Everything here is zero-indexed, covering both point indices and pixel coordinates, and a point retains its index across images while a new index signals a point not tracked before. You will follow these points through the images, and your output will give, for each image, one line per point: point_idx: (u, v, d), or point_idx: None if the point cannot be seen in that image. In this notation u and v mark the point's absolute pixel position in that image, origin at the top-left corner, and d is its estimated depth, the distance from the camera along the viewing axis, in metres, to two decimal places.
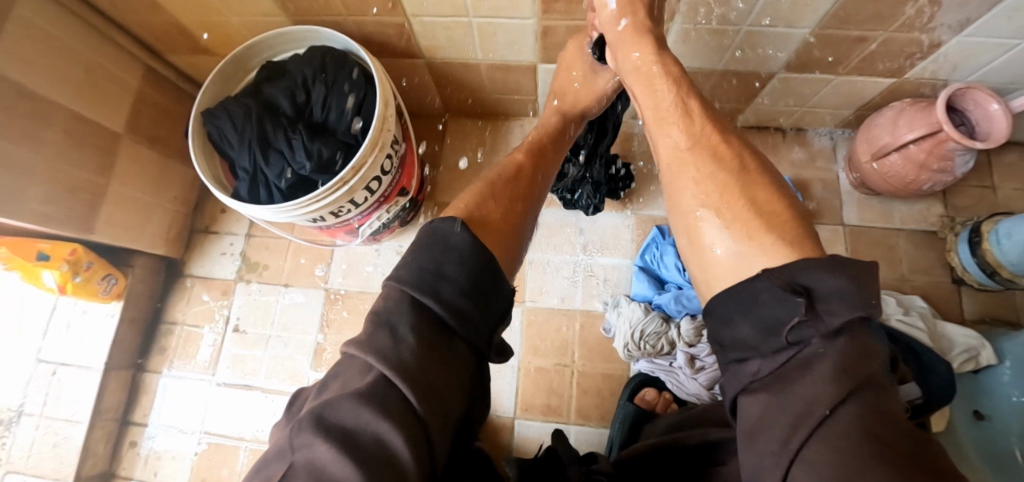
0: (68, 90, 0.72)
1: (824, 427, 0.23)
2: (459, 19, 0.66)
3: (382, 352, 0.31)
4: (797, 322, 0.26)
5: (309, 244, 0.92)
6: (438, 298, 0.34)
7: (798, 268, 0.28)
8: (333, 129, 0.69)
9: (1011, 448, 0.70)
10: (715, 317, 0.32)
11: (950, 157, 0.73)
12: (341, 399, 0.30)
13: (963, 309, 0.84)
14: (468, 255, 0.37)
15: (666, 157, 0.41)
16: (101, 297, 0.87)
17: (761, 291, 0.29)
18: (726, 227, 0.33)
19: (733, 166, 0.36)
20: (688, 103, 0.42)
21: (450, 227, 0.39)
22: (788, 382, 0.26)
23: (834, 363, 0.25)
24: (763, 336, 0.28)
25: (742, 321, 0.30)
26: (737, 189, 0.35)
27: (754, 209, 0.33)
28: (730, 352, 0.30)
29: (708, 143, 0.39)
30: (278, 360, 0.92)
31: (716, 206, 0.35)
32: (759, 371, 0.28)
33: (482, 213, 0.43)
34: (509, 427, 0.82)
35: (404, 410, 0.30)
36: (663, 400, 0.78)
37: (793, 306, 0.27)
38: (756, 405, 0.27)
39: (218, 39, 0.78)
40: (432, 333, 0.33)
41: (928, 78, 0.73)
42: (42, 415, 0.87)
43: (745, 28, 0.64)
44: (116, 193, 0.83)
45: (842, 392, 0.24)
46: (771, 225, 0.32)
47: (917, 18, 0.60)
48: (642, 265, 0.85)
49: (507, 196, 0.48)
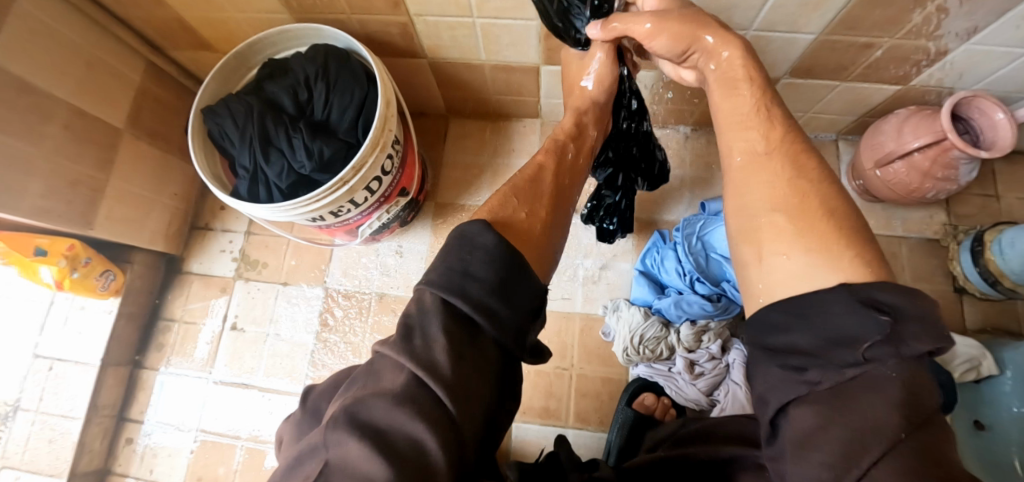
0: (71, 84, 0.72)
1: (893, 451, 0.24)
2: (464, 19, 0.66)
3: (413, 355, 0.31)
4: (877, 341, 0.26)
5: (308, 244, 0.91)
6: (467, 297, 0.33)
7: (877, 287, 0.28)
8: (334, 128, 0.69)
9: (1011, 460, 0.69)
10: (775, 325, 0.31)
11: (954, 166, 0.72)
12: (372, 399, 0.30)
13: (965, 318, 0.83)
14: (493, 254, 0.36)
15: (740, 159, 0.41)
16: (100, 293, 0.87)
17: (835, 306, 0.29)
18: (799, 235, 0.34)
19: (812, 175, 0.37)
20: (768, 109, 0.42)
21: (477, 229, 0.38)
22: (854, 399, 0.26)
23: (904, 387, 0.25)
24: (832, 348, 0.27)
25: (808, 332, 0.29)
26: (816, 197, 0.35)
27: (831, 217, 0.34)
28: (784, 358, 0.30)
29: (789, 149, 0.39)
30: (275, 357, 0.92)
31: (791, 211, 0.35)
32: (820, 382, 0.27)
33: (509, 218, 0.44)
34: (507, 429, 0.82)
35: (435, 412, 0.29)
36: (661, 406, 0.77)
37: (876, 325, 0.26)
38: (811, 417, 0.27)
39: (221, 36, 0.78)
40: (464, 334, 0.33)
41: (933, 86, 0.72)
42: (38, 410, 0.87)
43: (751, 32, 0.64)
44: (116, 189, 0.82)
45: (913, 419, 0.24)
46: (847, 236, 0.32)
47: (924, 25, 0.59)
48: (642, 269, 0.85)
49: (537, 201, 0.48)
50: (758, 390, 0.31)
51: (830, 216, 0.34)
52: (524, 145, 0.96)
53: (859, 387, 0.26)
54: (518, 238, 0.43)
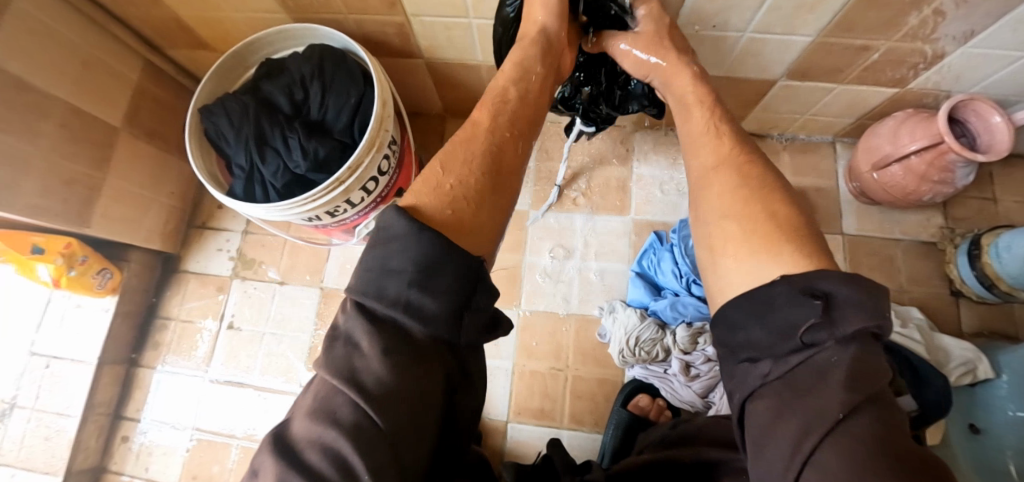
0: (67, 82, 0.72)
1: (835, 432, 0.24)
2: (460, 19, 0.66)
3: (332, 365, 0.29)
4: (811, 324, 0.26)
5: (306, 243, 0.92)
6: (386, 296, 0.31)
7: (815, 275, 0.28)
8: (330, 127, 0.69)
9: (1003, 462, 0.69)
10: (726, 323, 0.32)
11: (951, 169, 0.72)
12: (298, 418, 0.29)
13: (961, 322, 0.83)
14: (413, 242, 0.32)
15: (696, 173, 0.42)
16: (97, 291, 0.87)
17: (778, 296, 0.29)
18: (746, 237, 0.34)
19: (756, 181, 0.37)
20: (719, 127, 0.43)
21: (393, 217, 0.34)
22: (801, 386, 0.26)
23: (847, 369, 0.25)
24: (776, 339, 0.28)
25: (755, 325, 0.30)
26: (758, 200, 0.36)
27: (774, 220, 0.34)
28: (739, 352, 0.31)
29: (736, 161, 0.40)
30: (271, 357, 0.92)
31: (738, 215, 0.36)
32: (769, 373, 0.28)
33: (429, 196, 0.37)
34: (502, 430, 0.82)
35: (357, 420, 0.28)
36: (656, 407, 0.78)
37: (807, 308, 0.27)
38: (764, 408, 0.27)
39: (218, 35, 0.78)
40: (391, 334, 0.30)
41: (931, 89, 0.72)
42: (35, 407, 0.87)
43: (747, 34, 0.64)
44: (112, 187, 0.82)
45: (854, 399, 0.24)
46: (792, 237, 0.32)
47: (920, 28, 0.59)
48: (638, 271, 0.85)
49: (472, 167, 0.40)
50: (727, 390, 0.32)
51: (783, 224, 0.34)
52: None
53: (805, 371, 0.27)
54: (439, 220, 0.35)
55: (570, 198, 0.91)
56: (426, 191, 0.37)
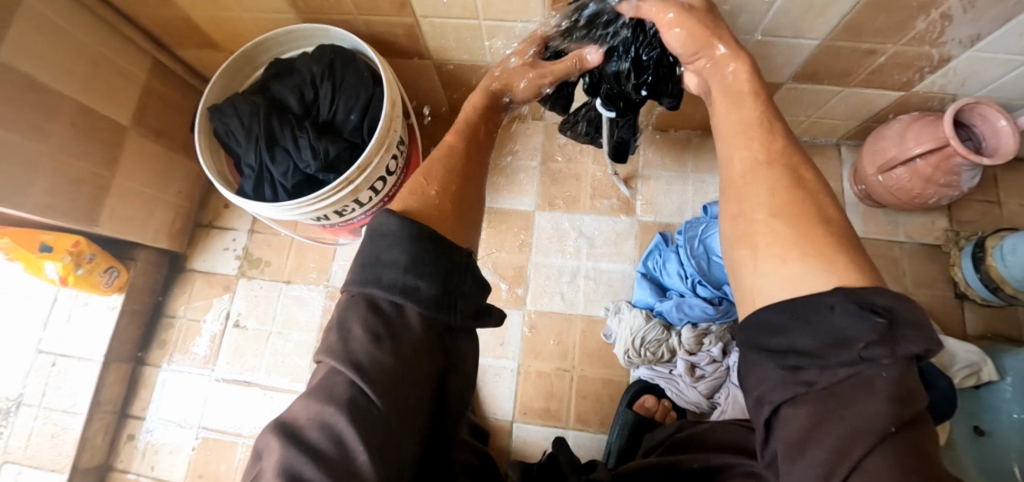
0: (76, 81, 0.72)
1: (882, 446, 0.24)
2: (469, 21, 0.66)
3: (330, 350, 0.30)
4: (872, 341, 0.25)
5: (312, 242, 0.91)
6: (381, 283, 0.32)
7: (870, 291, 0.28)
8: (339, 128, 0.69)
9: (1010, 466, 0.70)
10: (766, 327, 0.31)
11: (957, 172, 0.73)
12: (296, 401, 0.30)
13: (965, 325, 0.83)
14: (403, 235, 0.34)
15: (738, 166, 0.40)
16: (103, 289, 0.87)
17: (834, 307, 0.27)
18: (800, 241, 0.33)
19: (811, 185, 0.36)
20: (771, 120, 0.41)
21: (379, 215, 0.36)
22: (848, 398, 0.26)
23: (897, 386, 0.25)
24: (829, 348, 0.27)
25: (802, 332, 0.28)
26: (814, 207, 0.34)
27: (829, 227, 0.33)
28: (781, 358, 0.29)
29: (787, 160, 0.38)
30: (278, 356, 0.92)
31: (792, 218, 0.34)
32: (816, 382, 0.27)
33: (414, 199, 0.40)
34: (508, 430, 0.82)
35: (354, 400, 0.29)
36: (662, 408, 0.78)
37: (869, 325, 0.26)
38: (807, 416, 0.27)
39: (228, 35, 0.78)
40: (385, 319, 0.31)
41: (936, 92, 0.73)
42: (41, 405, 0.87)
43: (755, 37, 0.64)
44: (120, 186, 0.83)
45: (903, 416, 0.24)
46: (842, 244, 0.32)
47: (927, 32, 0.59)
48: (644, 272, 0.85)
49: (450, 177, 0.44)
50: (751, 388, 0.30)
51: (805, 225, 0.33)
52: (527, 146, 0.96)
53: (850, 384, 0.26)
54: (425, 218, 0.39)
55: (576, 199, 0.92)
56: (410, 196, 0.41)
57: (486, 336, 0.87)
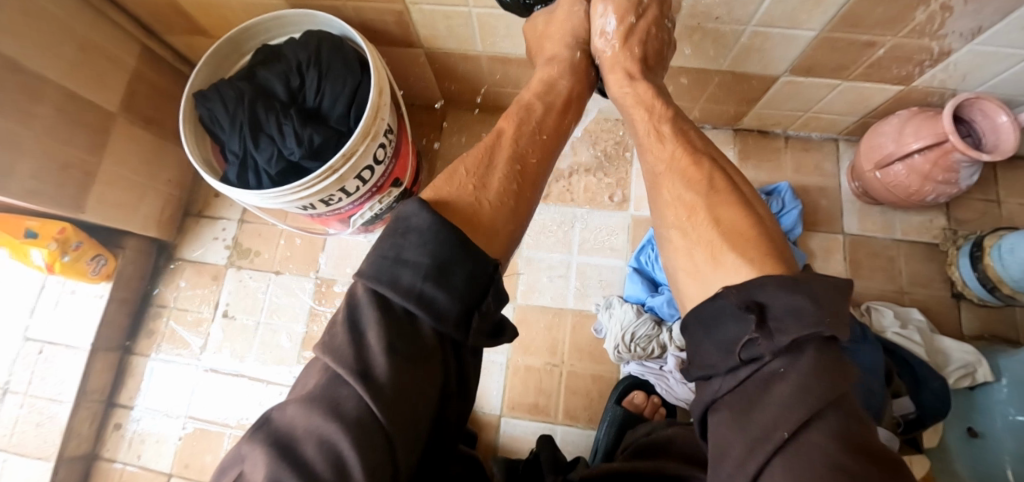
0: (63, 67, 0.71)
1: (780, 442, 0.24)
2: (458, 8, 0.65)
3: (339, 352, 0.29)
4: (748, 340, 0.27)
5: (302, 233, 0.89)
6: (399, 286, 0.31)
7: (754, 285, 0.29)
8: (326, 115, 0.68)
9: (1002, 466, 0.68)
10: (687, 337, 0.33)
11: (955, 169, 0.71)
12: (292, 406, 0.28)
13: (961, 325, 0.82)
14: (430, 236, 0.33)
15: (647, 180, 0.44)
16: (91, 277, 0.86)
17: (723, 311, 0.30)
18: (692, 248, 0.36)
19: (704, 187, 0.39)
20: (662, 129, 0.47)
21: (413, 209, 0.35)
22: (750, 399, 0.26)
23: (789, 380, 0.25)
24: (721, 355, 0.29)
25: (706, 339, 0.31)
26: (703, 210, 0.37)
27: (719, 229, 0.35)
28: (697, 369, 0.32)
29: (680, 166, 0.42)
30: (265, 346, 0.92)
31: (684, 227, 0.38)
32: (720, 389, 0.29)
33: (458, 197, 0.40)
34: (496, 425, 0.82)
35: (361, 414, 0.27)
36: (651, 405, 0.78)
37: (744, 324, 0.27)
38: (719, 419, 0.28)
39: (217, 21, 0.77)
40: (398, 328, 0.30)
41: (937, 87, 0.71)
42: (27, 393, 0.87)
43: (750, 28, 0.63)
44: (108, 173, 0.82)
45: (798, 413, 0.24)
46: (735, 242, 0.34)
47: (928, 23, 0.58)
48: (636, 267, 0.84)
49: (494, 175, 0.44)
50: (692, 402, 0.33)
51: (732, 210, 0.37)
52: None
53: (754, 385, 0.27)
54: (458, 214, 0.39)
55: (570, 192, 0.90)
56: (448, 187, 0.41)
57: None
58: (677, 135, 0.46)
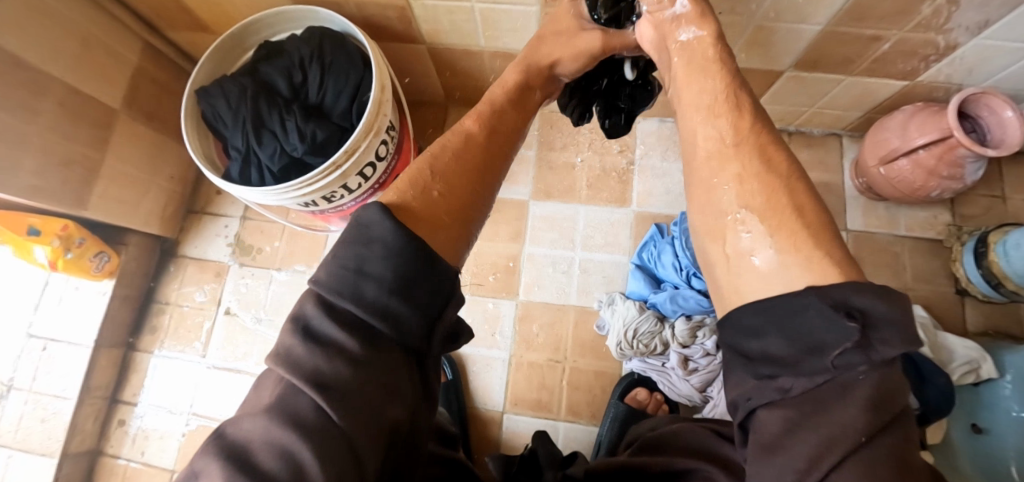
0: (64, 63, 0.71)
1: (858, 455, 0.22)
2: (461, 3, 0.64)
3: (298, 366, 0.27)
4: (847, 348, 0.23)
5: (305, 230, 0.90)
6: (361, 300, 0.29)
7: (849, 288, 0.25)
8: (328, 111, 0.68)
9: (1007, 464, 0.68)
10: (739, 326, 0.29)
11: (961, 164, 0.71)
12: (248, 420, 0.26)
13: (966, 321, 0.82)
14: (395, 247, 0.30)
15: (704, 150, 0.36)
16: (94, 274, 0.86)
17: (807, 308, 0.25)
18: (769, 235, 0.30)
19: (783, 169, 0.33)
20: (739, 94, 0.37)
21: (375, 217, 0.31)
22: (824, 403, 0.23)
23: (873, 392, 0.22)
24: (801, 355, 0.24)
25: (776, 333, 0.26)
26: (785, 193, 0.31)
27: (802, 219, 0.30)
28: (754, 366, 0.26)
29: (756, 141, 0.34)
30: (268, 343, 0.92)
31: (761, 210, 0.31)
32: (790, 389, 0.24)
33: (418, 199, 0.35)
34: (498, 421, 0.82)
35: (323, 426, 0.26)
36: (654, 401, 0.77)
37: (844, 331, 0.23)
38: (780, 420, 0.24)
39: (218, 17, 0.77)
40: (360, 340, 0.28)
41: (942, 82, 0.71)
42: (32, 389, 0.87)
43: (755, 22, 0.62)
44: (110, 170, 0.82)
45: (878, 421, 0.22)
46: (820, 238, 0.29)
47: (934, 17, 0.57)
48: (639, 263, 0.84)
49: (460, 179, 0.39)
50: (728, 392, 0.29)
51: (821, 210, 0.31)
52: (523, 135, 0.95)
53: (830, 391, 0.23)
54: (420, 220, 0.34)
55: (573, 189, 0.90)
56: (412, 190, 0.36)
57: (478, 326, 0.86)
58: (756, 106, 0.37)
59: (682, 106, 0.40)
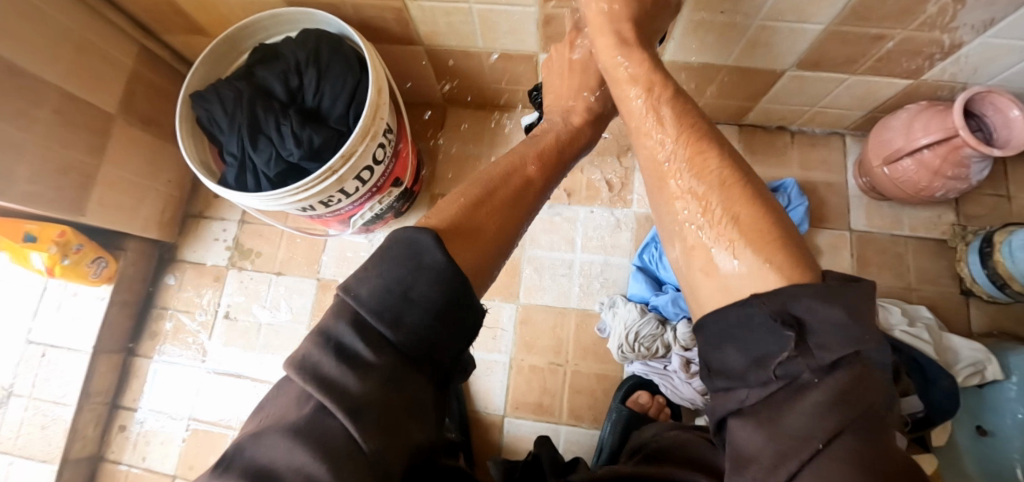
0: (58, 68, 0.70)
1: (817, 454, 0.23)
2: (458, 4, 0.63)
3: (331, 384, 0.26)
4: (785, 357, 0.25)
5: (300, 232, 0.88)
6: (398, 324, 0.29)
7: (788, 294, 0.27)
8: (325, 115, 0.67)
9: (1013, 466, 0.67)
10: (702, 340, 0.31)
11: (966, 164, 0.70)
12: (273, 438, 0.25)
13: (970, 322, 0.81)
14: (436, 273, 0.31)
15: (655, 172, 0.39)
16: (92, 279, 0.86)
17: (750, 319, 0.28)
18: (712, 246, 0.32)
19: (721, 180, 0.34)
20: (667, 113, 0.40)
21: (422, 241, 0.32)
22: (779, 409, 0.25)
23: (825, 394, 0.24)
24: (750, 366, 0.27)
25: (730, 346, 0.28)
26: (720, 204, 0.33)
27: (740, 223, 0.31)
28: (717, 379, 0.29)
29: (688, 156, 0.37)
30: (268, 347, 0.91)
31: (707, 224, 0.33)
32: (747, 399, 0.27)
33: (470, 224, 0.38)
34: (500, 425, 0.81)
35: (351, 447, 0.25)
36: (656, 404, 0.77)
37: (781, 340, 0.26)
38: (746, 429, 0.26)
39: (214, 20, 0.76)
40: (394, 363, 0.28)
41: (947, 80, 0.70)
42: (31, 395, 0.87)
43: (757, 22, 0.61)
44: (107, 174, 0.81)
45: (837, 419, 0.23)
46: (759, 240, 0.30)
47: (939, 16, 0.56)
48: (640, 265, 0.83)
49: (503, 209, 0.41)
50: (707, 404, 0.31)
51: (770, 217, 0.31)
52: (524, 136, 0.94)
53: (784, 396, 0.26)
54: (470, 248, 0.36)
55: (573, 190, 0.89)
56: (465, 216, 0.38)
57: None
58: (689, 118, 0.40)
59: (652, 124, 0.41)
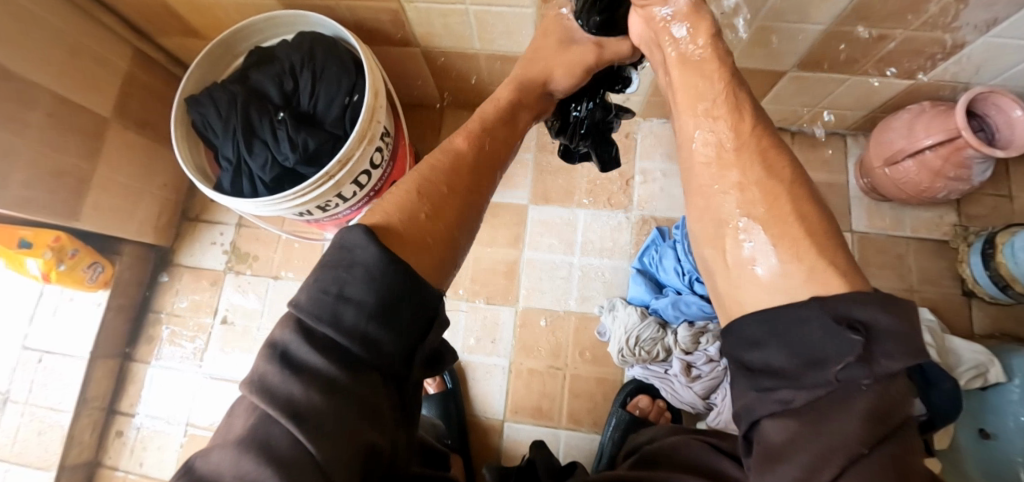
0: (51, 72, 0.69)
1: (858, 467, 0.20)
2: (455, 5, 0.63)
3: (273, 394, 0.25)
4: (849, 361, 0.22)
5: (299, 239, 0.87)
6: (340, 326, 0.27)
7: (850, 299, 0.23)
8: (320, 118, 0.66)
9: (1015, 469, 0.67)
10: (737, 337, 0.27)
11: (967, 165, 0.69)
12: (218, 453, 0.24)
13: (972, 323, 0.81)
14: (376, 269, 0.29)
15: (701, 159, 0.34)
16: (88, 284, 0.85)
17: (806, 319, 0.24)
18: (772, 244, 0.28)
19: (783, 174, 0.31)
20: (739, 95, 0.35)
21: (358, 239, 0.30)
22: (825, 415, 0.22)
23: (875, 405, 0.21)
24: (800, 367, 0.23)
25: (775, 344, 0.25)
26: (786, 199, 0.29)
27: (804, 220, 0.28)
28: (756, 378, 0.25)
29: (757, 146, 0.32)
30: None
31: (762, 217, 0.29)
32: (791, 401, 0.23)
33: (404, 219, 0.34)
34: (499, 429, 0.81)
35: (295, 456, 0.23)
36: (656, 409, 0.77)
37: (846, 344, 0.22)
38: (783, 434, 0.23)
39: (208, 22, 0.75)
40: (340, 366, 0.26)
41: (948, 80, 0.69)
42: (27, 402, 0.86)
43: (756, 22, 0.61)
44: (102, 178, 0.80)
45: (880, 432, 0.21)
46: (821, 244, 0.27)
47: (941, 16, 0.56)
48: (640, 268, 0.83)
49: (447, 198, 0.37)
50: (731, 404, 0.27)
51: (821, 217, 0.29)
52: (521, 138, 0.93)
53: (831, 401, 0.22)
54: (406, 242, 0.32)
55: (571, 192, 0.89)
56: (399, 212, 0.34)
57: (477, 333, 0.85)
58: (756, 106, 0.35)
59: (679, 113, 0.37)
